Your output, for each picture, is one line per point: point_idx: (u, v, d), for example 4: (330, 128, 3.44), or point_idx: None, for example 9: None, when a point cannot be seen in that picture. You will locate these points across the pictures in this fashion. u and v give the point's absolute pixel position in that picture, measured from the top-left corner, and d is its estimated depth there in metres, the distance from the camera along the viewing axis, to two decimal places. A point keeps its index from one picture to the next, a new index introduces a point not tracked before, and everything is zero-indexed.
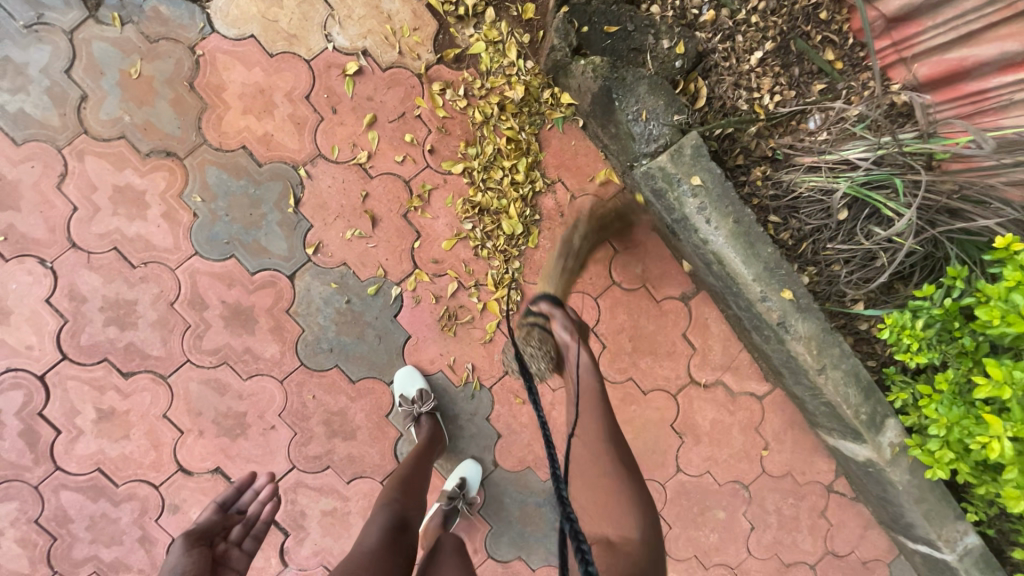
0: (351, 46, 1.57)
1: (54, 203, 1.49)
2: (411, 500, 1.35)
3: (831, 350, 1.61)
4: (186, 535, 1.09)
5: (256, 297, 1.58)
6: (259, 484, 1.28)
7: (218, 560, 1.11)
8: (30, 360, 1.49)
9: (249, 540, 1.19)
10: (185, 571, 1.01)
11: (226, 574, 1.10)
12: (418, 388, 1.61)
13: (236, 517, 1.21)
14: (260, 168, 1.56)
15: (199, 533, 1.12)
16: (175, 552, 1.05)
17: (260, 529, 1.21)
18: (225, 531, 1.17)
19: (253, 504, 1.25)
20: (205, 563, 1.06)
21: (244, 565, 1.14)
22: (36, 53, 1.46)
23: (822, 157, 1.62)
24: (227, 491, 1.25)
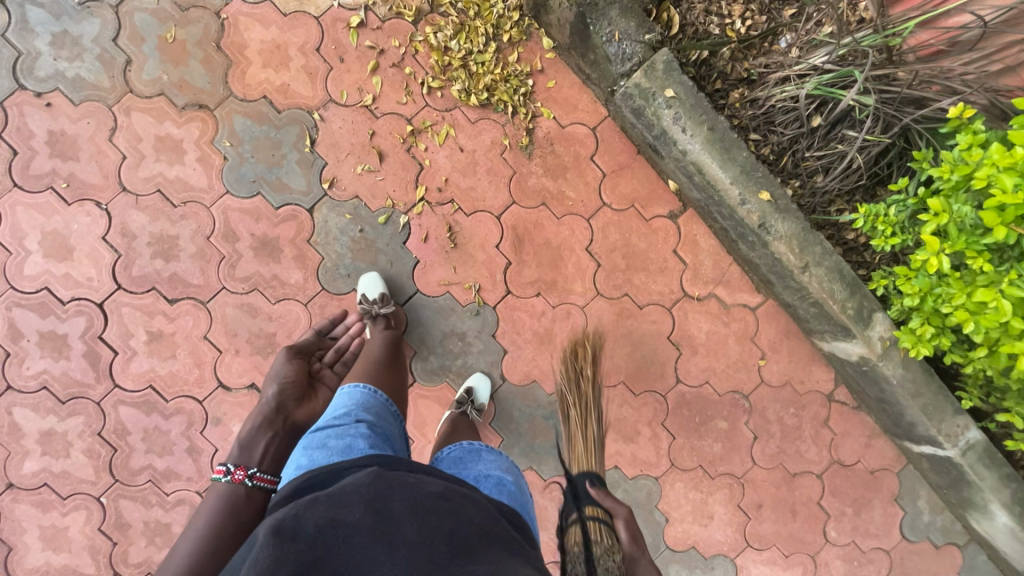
0: (354, 2, 1.77)
1: (107, 154, 1.72)
2: (406, 343, 1.69)
3: (813, 248, 1.70)
4: (290, 349, 1.61)
5: (281, 229, 1.77)
6: (349, 322, 1.75)
7: (315, 374, 1.63)
8: (90, 290, 1.71)
9: (339, 363, 1.69)
10: (286, 376, 1.52)
11: (318, 385, 1.60)
12: (379, 291, 1.74)
13: (328, 344, 1.71)
14: (279, 114, 1.76)
15: (300, 349, 1.63)
16: (283, 360, 1.56)
17: (347, 356, 1.70)
18: (320, 353, 1.69)
19: (345, 335, 1.73)
20: (300, 372, 1.55)
21: (333, 381, 1.64)
22: (89, 25, 1.70)
23: (791, 69, 1.73)
24: (325, 322, 1.75)
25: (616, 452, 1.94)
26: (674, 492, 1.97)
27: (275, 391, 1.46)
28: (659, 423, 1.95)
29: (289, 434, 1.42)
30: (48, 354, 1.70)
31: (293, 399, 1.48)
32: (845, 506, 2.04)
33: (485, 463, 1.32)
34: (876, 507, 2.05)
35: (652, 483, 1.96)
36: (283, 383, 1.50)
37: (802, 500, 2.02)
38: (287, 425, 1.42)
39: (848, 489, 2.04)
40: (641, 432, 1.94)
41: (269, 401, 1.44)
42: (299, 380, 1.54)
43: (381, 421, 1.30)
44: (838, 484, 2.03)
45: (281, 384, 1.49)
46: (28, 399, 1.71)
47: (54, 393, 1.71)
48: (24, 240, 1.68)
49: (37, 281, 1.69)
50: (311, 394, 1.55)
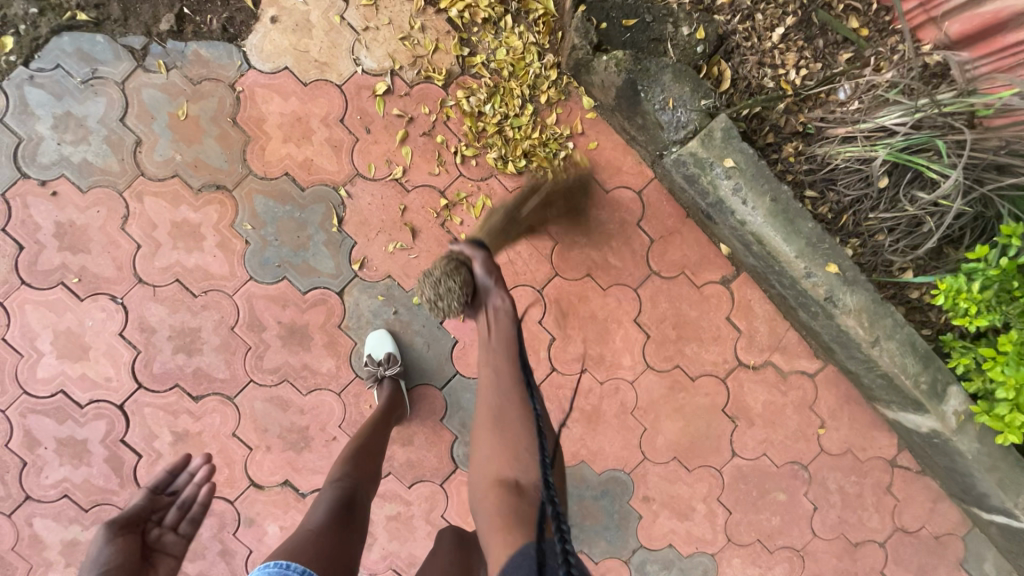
0: (379, 67, 1.64)
1: (120, 243, 1.59)
2: (360, 472, 1.33)
3: (884, 321, 1.58)
4: (110, 524, 1.05)
5: (310, 315, 1.65)
6: (195, 467, 1.20)
7: (150, 546, 1.09)
8: (110, 391, 1.59)
9: (185, 523, 1.15)
10: (109, 563, 0.99)
11: (157, 558, 1.08)
12: (387, 351, 1.63)
13: (165, 501, 1.15)
14: (303, 192, 1.64)
15: (126, 521, 1.07)
16: (99, 543, 1.02)
17: (196, 512, 1.16)
18: (156, 515, 1.13)
19: (189, 486, 1.18)
20: (131, 551, 1.03)
21: (180, 549, 1.11)
22: (94, 105, 1.57)
23: (857, 127, 1.60)
24: (160, 474, 1.18)
25: (669, 531, 1.83)
26: (732, 569, 1.86)
27: None
28: (714, 499, 1.84)
29: None
30: (68, 461, 1.59)
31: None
32: (909, 574, 1.94)
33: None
34: (942, 573, 1.95)
35: (709, 560, 1.85)
36: (105, 573, 0.97)
37: (865, 570, 1.92)
38: None
39: (912, 556, 1.94)
40: (696, 508, 1.84)
41: None
42: (129, 563, 1.01)
43: None
44: (901, 552, 1.93)
45: (101, 573, 0.97)
46: (48, 509, 1.59)
47: (76, 501, 1.59)
48: (36, 340, 1.57)
49: (52, 384, 1.58)
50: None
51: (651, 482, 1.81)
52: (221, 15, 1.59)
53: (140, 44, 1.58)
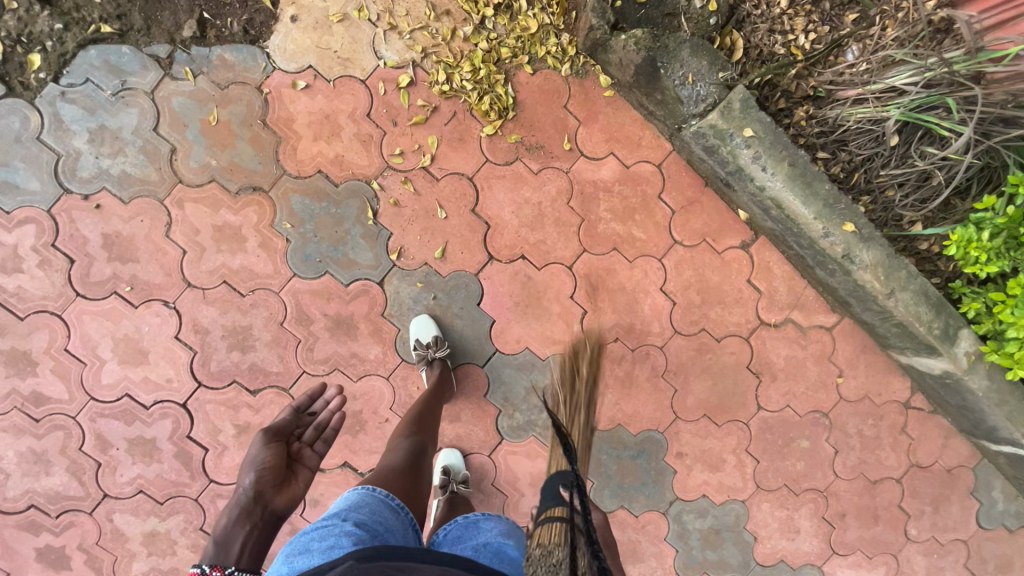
0: (400, 59, 1.67)
1: (166, 250, 1.65)
2: (427, 433, 1.48)
3: (898, 274, 1.67)
4: (267, 430, 1.29)
5: (354, 305, 1.73)
6: (330, 397, 1.43)
7: (293, 456, 1.31)
8: (172, 391, 1.68)
9: (320, 442, 1.36)
10: (264, 464, 1.23)
11: (299, 467, 1.31)
12: (432, 334, 1.71)
13: (306, 421, 1.37)
14: (337, 188, 1.69)
15: (276, 431, 1.31)
16: (257, 446, 1.27)
17: (328, 435, 1.37)
18: (298, 431, 1.35)
19: (324, 411, 1.39)
20: (280, 458, 1.26)
21: (315, 463, 1.33)
22: (126, 117, 1.60)
23: (868, 88, 1.66)
24: (303, 397, 1.40)
25: (703, 482, 1.96)
26: (761, 512, 2.00)
27: (252, 479, 1.21)
28: (743, 450, 1.97)
29: (271, 528, 1.21)
30: (139, 459, 1.68)
31: (271, 488, 1.23)
32: (925, 505, 2.08)
33: (482, 532, 1.24)
34: (954, 502, 2.10)
35: (740, 506, 1.99)
36: (260, 470, 1.23)
37: (884, 505, 2.06)
38: (268, 516, 1.21)
39: (927, 489, 2.08)
40: (726, 460, 1.96)
41: (247, 491, 1.21)
42: (278, 467, 1.25)
43: (377, 518, 1.15)
44: (917, 486, 2.07)
45: (257, 470, 1.22)
46: (126, 504, 1.69)
47: (151, 495, 1.69)
48: (97, 348, 1.64)
49: (117, 388, 1.66)
50: (289, 480, 1.28)
51: (684, 439, 1.93)
52: (241, 18, 1.61)
53: (165, 52, 1.60)
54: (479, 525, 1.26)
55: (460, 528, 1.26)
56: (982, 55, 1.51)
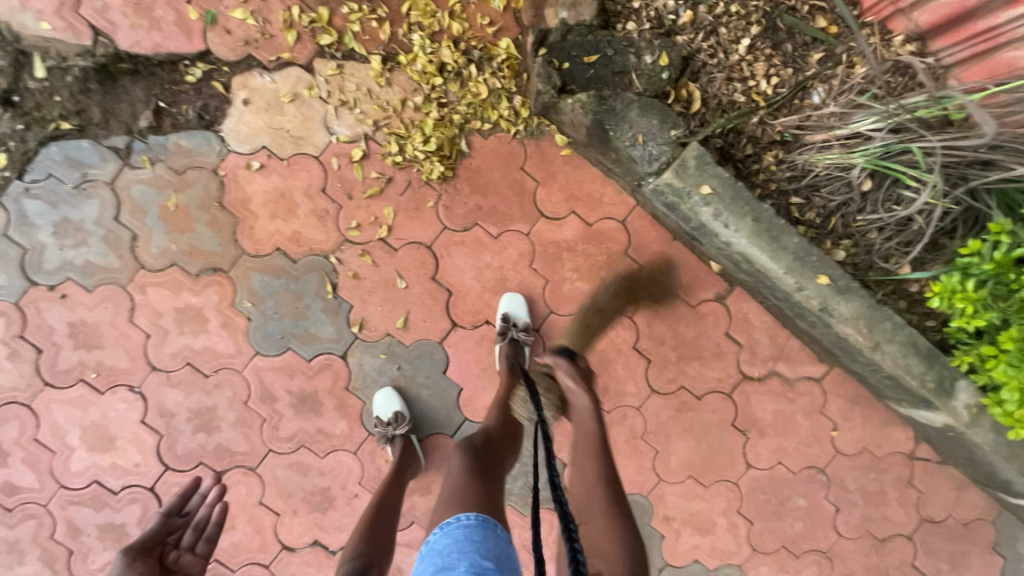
0: (352, 133, 1.68)
1: (130, 335, 1.66)
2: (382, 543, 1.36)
3: (882, 325, 1.57)
4: (128, 549, 1.19)
5: (317, 381, 1.71)
6: (205, 487, 1.34)
7: (168, 568, 1.24)
8: (140, 475, 1.68)
9: (202, 541, 1.30)
10: None
11: None
12: (393, 410, 1.66)
13: (180, 522, 1.30)
14: (296, 264, 1.69)
15: (140, 547, 1.21)
16: (118, 569, 1.15)
17: (211, 531, 1.31)
18: (169, 537, 1.27)
19: (201, 507, 1.32)
20: (151, 574, 1.18)
21: (195, 569, 1.26)
22: (88, 207, 1.64)
23: (833, 134, 1.58)
24: (174, 498, 1.32)
25: (693, 547, 1.85)
26: None
27: None
28: (734, 511, 1.86)
29: None
30: (110, 545, 1.68)
31: None
32: (941, 563, 1.92)
33: (436, 558, 1.15)
34: (975, 559, 1.93)
35: (736, 572, 1.87)
36: None
37: (895, 564, 1.91)
38: None
39: (942, 546, 1.92)
40: (717, 522, 1.86)
41: None
42: None
43: None
44: (931, 542, 1.92)
45: None
46: None
47: None
48: (66, 437, 1.66)
49: (86, 475, 1.67)
50: None
51: (669, 502, 1.83)
52: (195, 104, 1.64)
53: (123, 143, 1.64)
54: (436, 548, 1.17)
55: (418, 563, 1.18)
56: (944, 100, 1.43)
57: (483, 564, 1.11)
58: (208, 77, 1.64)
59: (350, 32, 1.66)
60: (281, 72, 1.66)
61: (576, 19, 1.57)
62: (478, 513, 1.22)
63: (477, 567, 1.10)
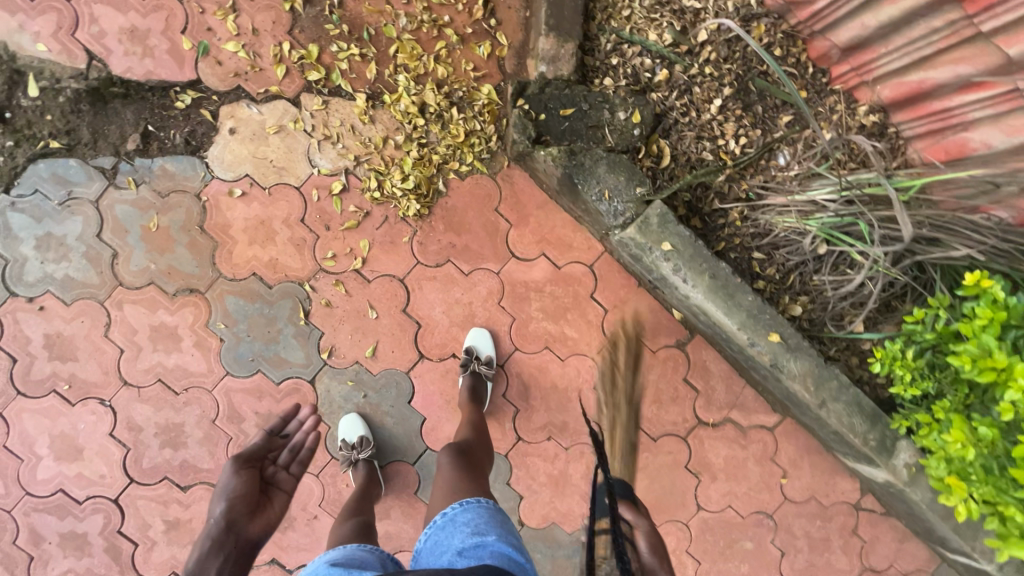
0: (334, 167, 1.74)
1: (104, 349, 1.71)
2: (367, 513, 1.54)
3: (829, 384, 1.64)
4: (238, 458, 1.37)
5: (285, 403, 1.76)
6: (304, 417, 1.54)
7: (268, 480, 1.39)
8: (104, 487, 1.73)
9: (295, 464, 1.45)
10: (234, 491, 1.29)
11: (273, 491, 1.38)
12: (358, 434, 1.73)
13: (279, 443, 1.47)
14: (270, 289, 1.74)
15: (248, 457, 1.39)
16: (229, 474, 1.33)
17: (304, 454, 1.47)
18: (274, 455, 1.44)
19: (299, 432, 1.50)
20: (251, 483, 1.33)
21: (291, 485, 1.41)
22: (71, 224, 1.69)
23: (793, 199, 1.66)
24: (277, 422, 1.52)
25: None
26: None
27: (223, 508, 1.26)
28: (683, 551, 1.91)
29: (244, 554, 1.24)
30: (71, 553, 1.72)
31: (244, 515, 1.27)
32: None
33: (460, 530, 1.19)
34: None
35: None
36: (231, 499, 1.28)
37: None
38: (240, 545, 1.23)
39: None
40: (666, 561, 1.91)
41: (218, 521, 1.25)
42: (250, 493, 1.31)
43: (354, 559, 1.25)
44: None
45: (228, 499, 1.28)
46: None
47: None
48: (34, 445, 1.70)
49: (52, 484, 1.71)
50: (266, 504, 1.34)
51: None
52: (183, 129, 1.70)
53: (110, 164, 1.69)
54: (456, 521, 1.22)
55: (437, 530, 1.23)
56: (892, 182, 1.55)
57: (510, 540, 1.18)
58: (197, 104, 1.70)
59: (337, 70, 1.72)
60: (268, 104, 1.72)
61: (554, 73, 1.65)
62: (493, 498, 1.31)
63: (505, 539, 1.18)
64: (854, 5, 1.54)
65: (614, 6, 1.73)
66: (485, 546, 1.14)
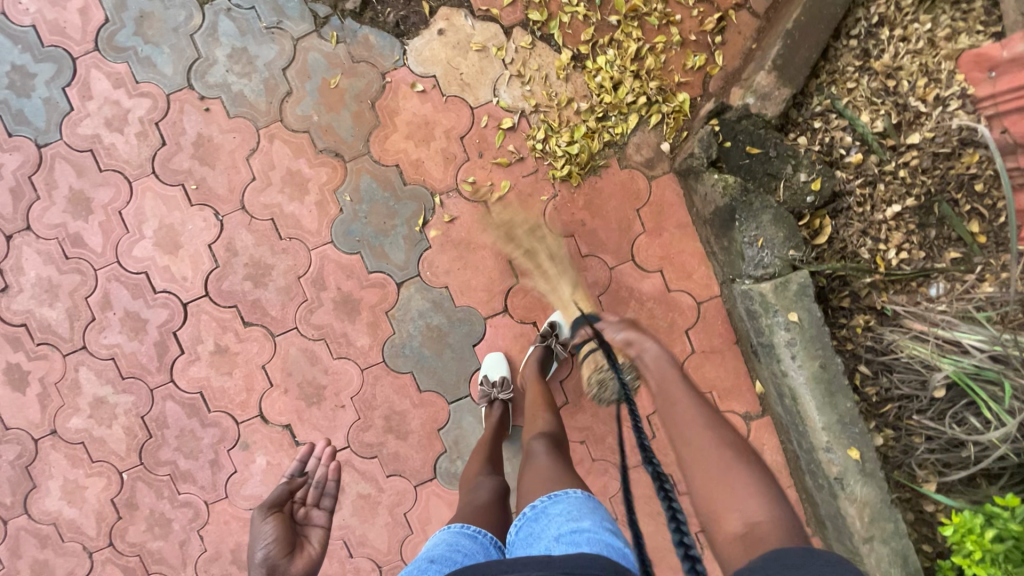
0: (512, 104, 1.77)
1: (240, 171, 1.79)
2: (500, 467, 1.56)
3: (884, 524, 1.55)
4: (263, 504, 1.29)
5: (366, 293, 1.80)
6: (319, 451, 1.52)
7: (299, 521, 1.34)
8: (181, 288, 1.80)
9: (324, 499, 1.41)
10: (270, 536, 1.22)
11: (307, 531, 1.33)
12: (501, 374, 1.74)
13: (298, 482, 1.41)
14: (404, 186, 1.78)
15: (273, 501, 1.31)
16: (257, 522, 1.26)
17: (330, 487, 1.43)
18: (295, 496, 1.38)
19: (317, 467, 1.47)
20: (284, 525, 1.27)
21: (325, 521, 1.36)
22: (266, 50, 1.77)
23: (934, 330, 1.59)
24: (292, 465, 1.49)
25: None
26: None
27: (263, 556, 1.18)
28: None
29: None
30: (126, 331, 1.81)
31: (285, 558, 1.20)
32: None
33: (555, 521, 1.11)
34: None
35: None
36: (268, 545, 1.21)
37: None
38: None
39: None
40: None
41: (262, 568, 1.17)
42: (285, 535, 1.25)
43: (455, 552, 1.15)
44: None
45: (267, 544, 1.20)
46: (95, 363, 1.82)
47: (118, 367, 1.82)
48: (143, 224, 1.79)
49: (141, 264, 1.80)
50: (304, 546, 1.28)
51: None
52: (399, 12, 1.76)
53: (324, 13, 1.77)
54: (548, 514, 1.14)
55: (528, 524, 1.14)
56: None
57: (608, 526, 1.10)
58: None
59: (558, 20, 1.75)
60: (482, 23, 1.76)
61: (759, 109, 1.62)
62: (582, 488, 1.22)
63: (604, 526, 1.09)
64: None
65: (841, 73, 1.71)
66: (586, 538, 1.03)
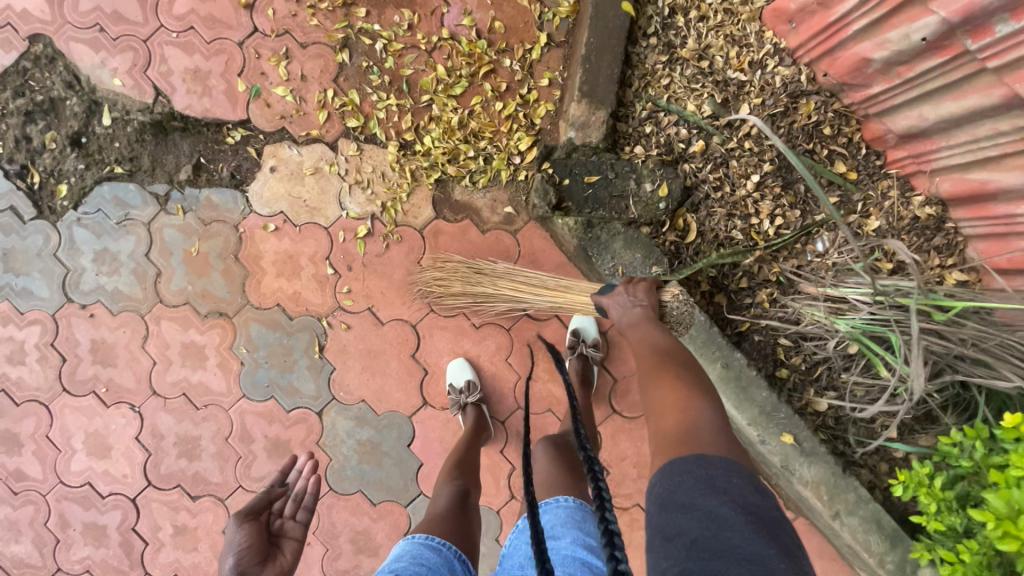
0: (361, 211, 1.81)
1: (140, 360, 1.86)
2: (471, 478, 1.54)
3: (845, 496, 1.52)
4: (239, 512, 1.33)
5: (292, 431, 1.84)
6: (303, 464, 1.55)
7: (275, 532, 1.37)
8: (125, 485, 1.87)
9: (301, 511, 1.44)
10: (241, 544, 1.26)
11: (282, 540, 1.36)
12: (466, 379, 1.76)
13: (279, 492, 1.46)
14: (291, 321, 1.83)
15: (250, 510, 1.36)
16: (231, 529, 1.29)
17: (309, 501, 1.47)
18: (270, 503, 1.42)
19: (299, 480, 1.50)
20: (257, 535, 1.30)
21: (299, 533, 1.39)
22: (125, 242, 1.84)
23: (824, 291, 1.55)
24: (276, 473, 1.52)
25: None
26: None
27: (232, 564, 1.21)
28: None
29: None
30: (90, 541, 1.88)
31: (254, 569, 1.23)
32: None
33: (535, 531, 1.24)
34: None
35: None
36: (239, 552, 1.24)
37: None
38: None
39: None
40: None
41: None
42: (258, 543, 1.28)
43: (422, 559, 1.21)
44: None
45: (236, 553, 1.24)
46: None
47: None
48: (71, 439, 1.87)
49: (82, 476, 1.87)
50: (273, 555, 1.31)
51: None
52: (230, 164, 1.82)
53: (163, 191, 1.83)
54: (532, 520, 1.27)
55: (512, 533, 1.27)
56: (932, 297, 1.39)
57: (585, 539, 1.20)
58: (245, 142, 1.81)
59: (375, 119, 1.79)
60: (307, 146, 1.81)
61: (583, 139, 1.64)
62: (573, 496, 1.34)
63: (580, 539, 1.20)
64: (912, 95, 1.41)
65: (652, 73, 1.70)
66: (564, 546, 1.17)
